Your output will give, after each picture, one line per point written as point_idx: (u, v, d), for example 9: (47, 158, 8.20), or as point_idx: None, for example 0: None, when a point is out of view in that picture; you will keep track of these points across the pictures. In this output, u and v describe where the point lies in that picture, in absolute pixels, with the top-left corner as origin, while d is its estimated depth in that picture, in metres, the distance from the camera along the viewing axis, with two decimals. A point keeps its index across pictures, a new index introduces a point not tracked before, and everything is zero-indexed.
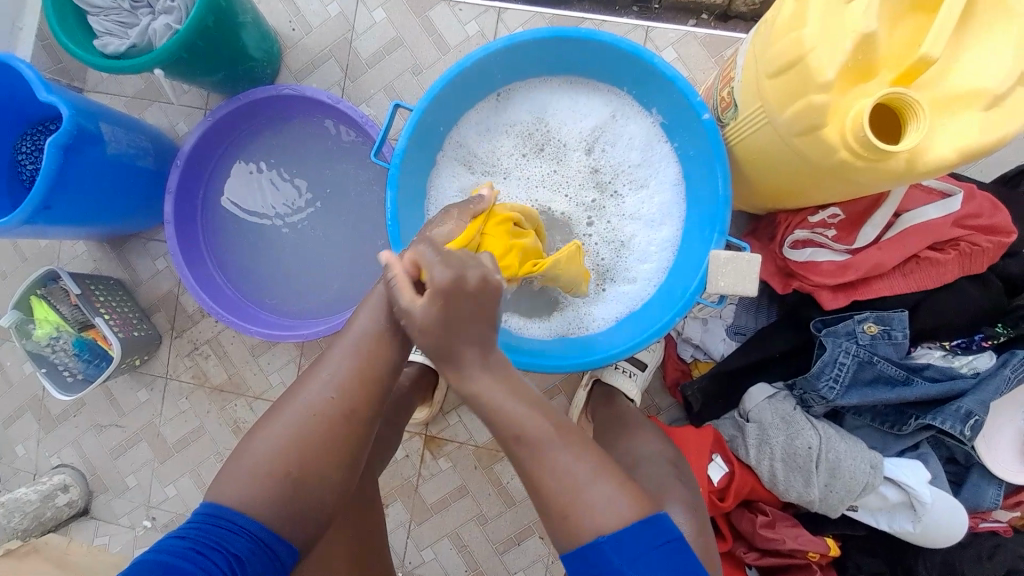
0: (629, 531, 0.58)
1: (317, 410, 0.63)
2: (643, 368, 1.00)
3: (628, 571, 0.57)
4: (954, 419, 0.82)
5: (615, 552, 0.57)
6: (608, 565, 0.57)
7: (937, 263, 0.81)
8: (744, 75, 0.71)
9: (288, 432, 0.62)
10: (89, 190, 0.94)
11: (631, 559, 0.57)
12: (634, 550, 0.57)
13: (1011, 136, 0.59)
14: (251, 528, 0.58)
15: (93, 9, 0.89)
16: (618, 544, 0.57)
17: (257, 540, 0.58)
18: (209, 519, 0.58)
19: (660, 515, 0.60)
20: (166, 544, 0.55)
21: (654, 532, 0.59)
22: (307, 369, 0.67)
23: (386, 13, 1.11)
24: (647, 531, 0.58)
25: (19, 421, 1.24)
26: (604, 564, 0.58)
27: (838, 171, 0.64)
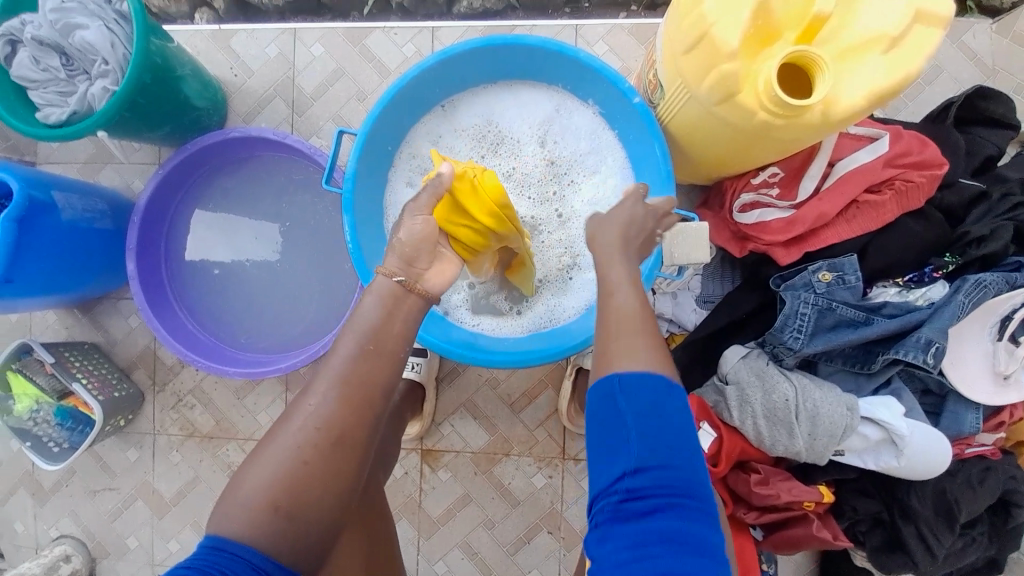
0: (642, 377, 0.53)
1: None
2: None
3: (623, 417, 0.51)
4: (916, 350, 0.84)
5: (622, 393, 0.53)
6: (614, 410, 0.52)
7: (876, 204, 0.84)
8: (663, 57, 0.74)
9: (300, 449, 0.58)
10: (49, 259, 0.95)
11: (634, 413, 0.52)
12: (644, 387, 0.52)
13: (913, 74, 0.62)
14: (255, 558, 0.53)
15: (29, 83, 0.89)
16: (626, 383, 0.53)
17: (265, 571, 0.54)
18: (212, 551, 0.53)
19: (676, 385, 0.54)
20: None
21: (666, 388, 0.53)
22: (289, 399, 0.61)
23: (325, 47, 1.14)
24: (658, 383, 0.53)
25: (12, 498, 1.22)
26: (610, 403, 0.53)
27: (761, 132, 0.68)
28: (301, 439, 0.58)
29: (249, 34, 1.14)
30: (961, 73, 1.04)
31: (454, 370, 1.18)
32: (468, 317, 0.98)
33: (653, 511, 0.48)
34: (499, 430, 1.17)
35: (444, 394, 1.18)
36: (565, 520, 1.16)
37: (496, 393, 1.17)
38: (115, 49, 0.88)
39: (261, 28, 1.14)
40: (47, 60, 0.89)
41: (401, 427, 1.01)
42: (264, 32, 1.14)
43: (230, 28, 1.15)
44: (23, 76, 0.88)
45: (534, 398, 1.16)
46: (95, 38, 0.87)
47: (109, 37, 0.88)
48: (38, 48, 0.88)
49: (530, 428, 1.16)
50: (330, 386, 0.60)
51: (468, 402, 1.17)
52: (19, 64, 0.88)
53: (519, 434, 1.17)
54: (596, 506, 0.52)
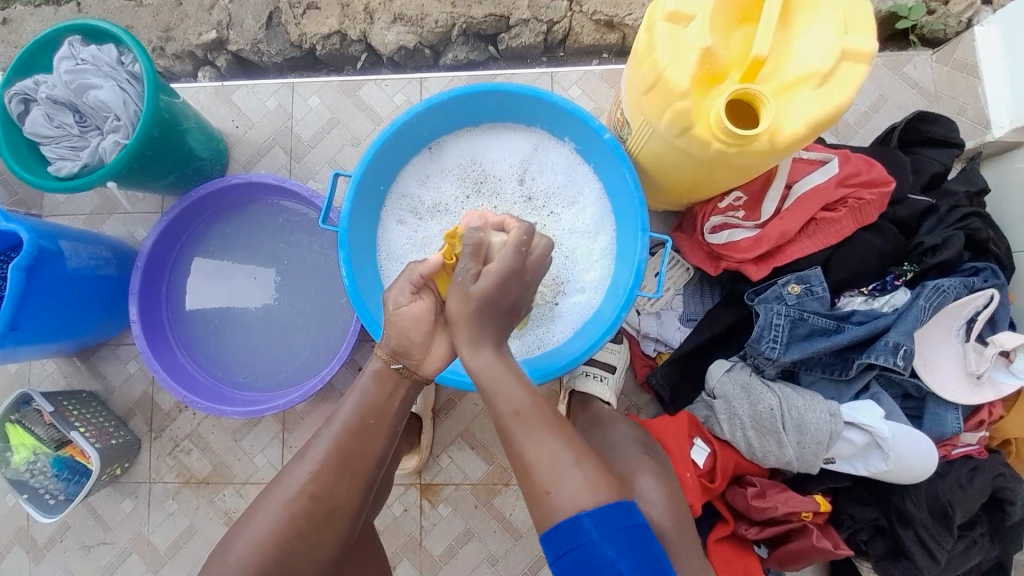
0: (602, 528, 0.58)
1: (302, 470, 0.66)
2: (613, 370, 1.03)
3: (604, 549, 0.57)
4: (886, 353, 0.88)
5: (596, 532, 0.57)
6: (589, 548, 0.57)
7: (833, 220, 0.91)
8: (627, 97, 0.83)
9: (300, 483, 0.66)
10: (52, 306, 0.98)
11: (607, 540, 0.57)
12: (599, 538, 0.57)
13: (845, 103, 0.70)
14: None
15: (41, 139, 0.96)
16: (597, 523, 0.58)
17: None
18: None
19: (626, 501, 0.60)
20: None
21: (621, 514, 0.59)
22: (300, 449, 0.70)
23: (321, 99, 1.23)
24: (616, 515, 0.58)
25: (2, 559, 1.19)
26: (578, 547, 0.58)
27: (718, 160, 0.75)
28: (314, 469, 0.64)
29: (250, 89, 1.24)
30: (902, 100, 1.14)
31: (449, 401, 1.20)
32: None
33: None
34: (498, 460, 1.18)
35: (441, 425, 1.19)
36: None
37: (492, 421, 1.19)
38: (128, 106, 0.95)
39: (261, 84, 1.24)
40: (60, 117, 0.96)
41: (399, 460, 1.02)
42: (264, 87, 1.24)
43: (232, 85, 1.24)
44: (36, 132, 0.95)
45: None
46: (109, 97, 0.94)
47: (122, 96, 0.95)
48: (51, 106, 0.95)
49: None
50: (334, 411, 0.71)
51: (465, 433, 1.19)
52: (33, 122, 0.95)
53: None
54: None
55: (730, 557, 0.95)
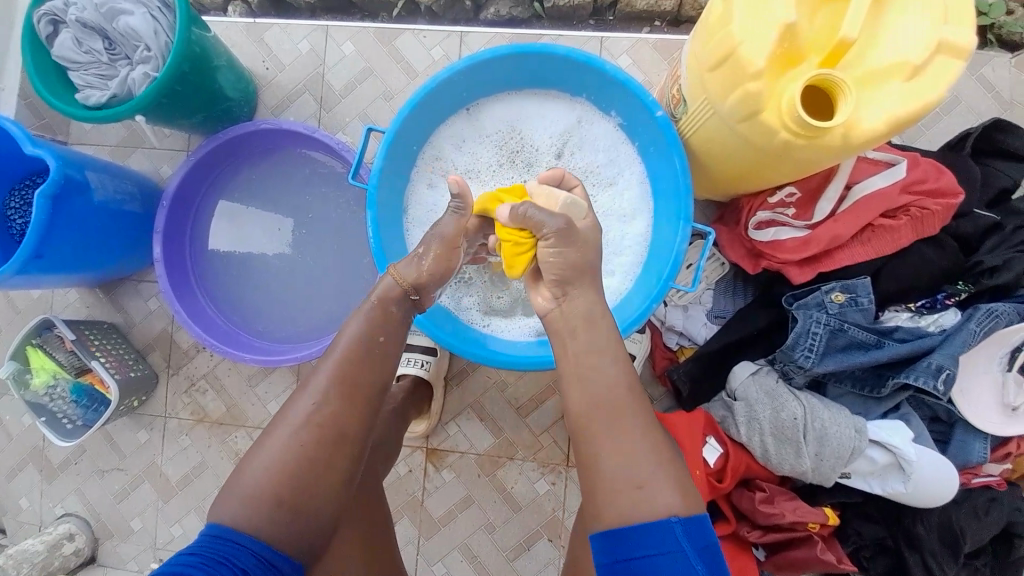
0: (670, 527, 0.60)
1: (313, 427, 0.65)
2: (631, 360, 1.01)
3: (679, 557, 0.59)
4: (927, 375, 0.84)
5: (685, 541, 0.59)
6: (676, 556, 0.59)
7: (891, 229, 0.86)
8: (689, 72, 0.76)
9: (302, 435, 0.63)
10: (77, 237, 0.98)
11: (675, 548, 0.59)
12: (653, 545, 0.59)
13: (934, 101, 0.64)
14: (255, 547, 0.59)
15: (71, 64, 0.93)
16: (687, 533, 0.60)
17: (263, 558, 0.59)
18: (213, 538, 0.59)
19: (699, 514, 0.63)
20: (175, 561, 0.56)
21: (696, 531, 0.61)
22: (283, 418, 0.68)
23: (355, 45, 1.17)
24: (696, 530, 0.61)
25: (20, 474, 1.24)
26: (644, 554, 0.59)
27: (782, 151, 0.69)
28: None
29: (282, 29, 1.18)
30: (979, 104, 1.05)
31: (462, 371, 1.19)
32: (481, 318, 0.99)
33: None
34: (504, 434, 1.18)
35: (451, 394, 1.18)
36: (566, 529, 1.15)
37: (502, 396, 1.18)
38: (159, 37, 0.91)
39: (293, 25, 1.18)
40: (90, 43, 0.92)
41: (406, 424, 1.02)
42: (296, 28, 1.18)
43: (264, 22, 1.19)
44: (64, 56, 0.92)
45: (540, 403, 1.18)
46: (140, 24, 0.90)
47: (153, 25, 0.91)
48: (81, 29, 0.92)
49: (535, 434, 1.17)
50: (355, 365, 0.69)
51: (475, 403, 1.18)
52: (61, 44, 0.91)
53: (524, 439, 1.17)
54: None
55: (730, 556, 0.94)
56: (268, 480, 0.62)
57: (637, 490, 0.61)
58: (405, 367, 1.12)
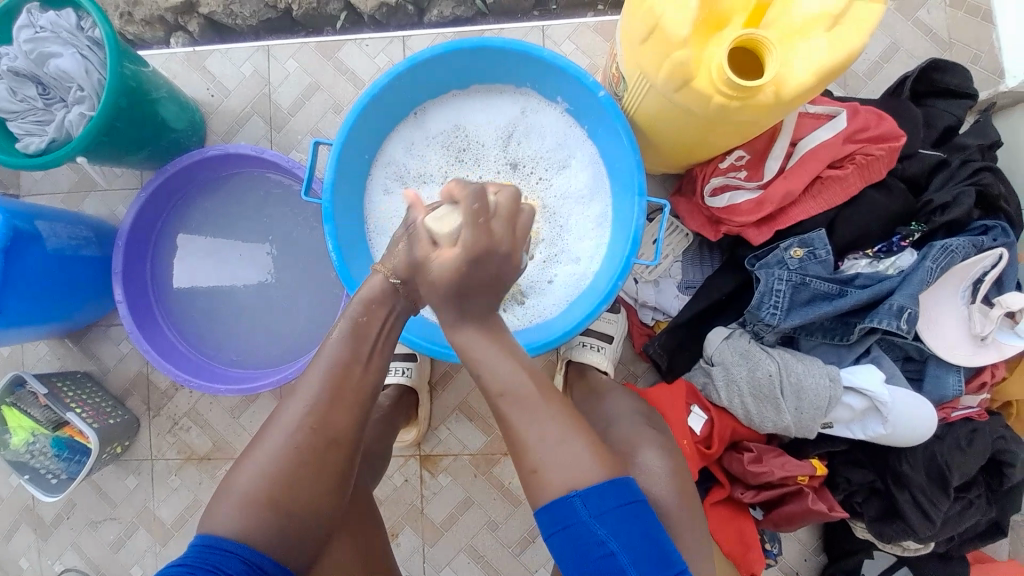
0: (595, 490, 0.60)
1: (281, 445, 0.63)
2: (610, 340, 1.01)
3: (594, 529, 0.59)
4: (890, 317, 0.86)
5: (585, 511, 0.59)
6: (578, 527, 0.59)
7: (839, 179, 0.87)
8: (622, 50, 0.77)
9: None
10: (34, 289, 0.96)
11: (599, 516, 0.59)
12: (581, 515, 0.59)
13: (858, 47, 0.65)
14: (244, 551, 0.58)
15: (7, 115, 0.91)
16: (585, 503, 0.59)
17: (252, 563, 0.58)
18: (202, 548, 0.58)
19: (626, 479, 0.63)
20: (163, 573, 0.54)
21: (619, 492, 0.61)
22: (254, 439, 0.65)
23: (298, 63, 1.16)
24: (613, 490, 0.60)
25: (11, 537, 1.22)
26: (566, 526, 0.60)
27: (720, 116, 0.70)
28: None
29: (223, 55, 1.17)
30: (917, 48, 1.07)
31: (446, 374, 1.19)
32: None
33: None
34: (495, 430, 1.18)
35: (438, 398, 1.18)
36: None
37: None
38: (91, 76, 0.90)
39: (234, 49, 1.17)
40: (23, 91, 0.91)
41: (393, 430, 1.01)
42: (238, 52, 1.17)
43: (205, 51, 1.17)
44: (0, 108, 0.90)
45: None
46: (70, 66, 0.89)
47: (84, 65, 0.90)
48: (13, 79, 0.90)
49: None
50: (314, 380, 0.66)
51: (462, 404, 1.18)
52: None
53: None
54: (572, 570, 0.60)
55: (727, 518, 0.96)
56: (240, 503, 0.60)
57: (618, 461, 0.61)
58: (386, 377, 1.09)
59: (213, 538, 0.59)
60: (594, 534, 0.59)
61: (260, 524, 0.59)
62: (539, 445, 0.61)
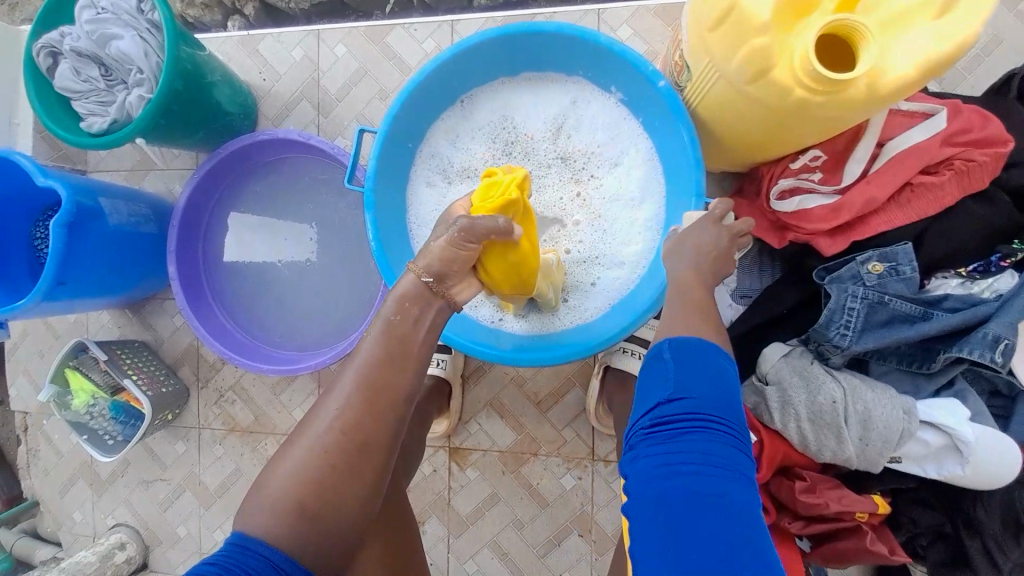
0: (689, 350, 0.58)
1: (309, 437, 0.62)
2: None
3: (672, 370, 0.57)
4: (983, 347, 0.75)
5: (669, 357, 0.58)
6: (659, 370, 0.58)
7: (933, 187, 0.76)
8: (689, 36, 0.70)
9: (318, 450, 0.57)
10: (95, 263, 1.01)
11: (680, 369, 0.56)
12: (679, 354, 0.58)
13: (971, 39, 0.56)
14: (276, 557, 0.54)
15: (72, 94, 0.94)
16: (674, 348, 0.59)
17: (283, 570, 0.54)
18: (237, 548, 0.54)
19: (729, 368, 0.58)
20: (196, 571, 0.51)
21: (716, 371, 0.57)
22: (295, 429, 0.62)
23: (347, 47, 1.15)
24: (709, 361, 0.57)
25: (73, 489, 1.32)
26: (653, 369, 0.59)
27: (798, 111, 0.63)
28: (325, 438, 0.59)
29: (275, 39, 1.17)
30: None
31: (479, 369, 1.17)
32: (494, 315, 0.96)
33: (686, 431, 0.53)
34: (526, 430, 1.15)
35: (470, 392, 1.17)
36: (596, 524, 1.13)
37: (521, 391, 1.15)
38: (149, 58, 0.92)
39: (286, 33, 1.17)
40: (87, 71, 0.94)
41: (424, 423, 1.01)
42: (290, 36, 1.17)
43: (258, 34, 1.18)
44: (65, 86, 0.93)
45: (561, 397, 1.14)
46: (130, 47, 0.91)
47: (143, 46, 0.92)
48: (77, 59, 0.93)
49: (557, 428, 1.14)
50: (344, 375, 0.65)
51: (494, 401, 1.16)
52: (61, 75, 0.93)
53: (546, 434, 1.14)
54: (632, 433, 0.57)
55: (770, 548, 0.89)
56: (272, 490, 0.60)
57: None
58: None
59: (245, 537, 0.55)
60: (671, 378, 0.56)
61: (290, 526, 0.56)
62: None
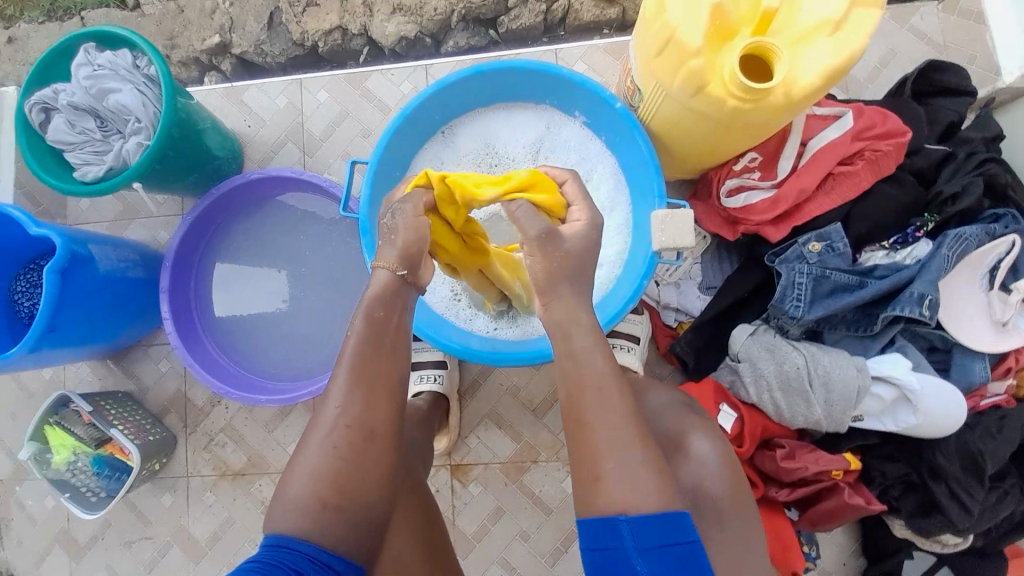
0: (649, 523, 0.56)
1: None
2: (639, 341, 1.03)
3: (636, 564, 0.55)
4: (912, 304, 0.88)
5: (631, 539, 0.55)
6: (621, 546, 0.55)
7: (850, 175, 0.91)
8: (638, 63, 0.83)
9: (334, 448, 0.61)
10: (86, 309, 1.01)
11: (643, 551, 0.55)
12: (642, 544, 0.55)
13: (859, 50, 0.70)
14: (311, 550, 0.58)
15: (65, 146, 0.98)
16: (639, 529, 0.55)
17: (318, 560, 0.58)
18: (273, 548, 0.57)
19: (682, 513, 0.58)
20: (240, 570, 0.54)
21: (673, 529, 0.56)
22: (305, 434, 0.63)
23: (328, 93, 1.25)
24: (664, 528, 0.56)
25: (47, 560, 1.23)
26: (609, 549, 0.56)
27: (734, 117, 0.75)
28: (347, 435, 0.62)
29: (258, 88, 1.26)
30: (914, 53, 1.13)
31: (474, 383, 1.21)
32: (488, 325, 1.03)
33: None
34: (524, 438, 1.19)
35: (467, 407, 1.20)
36: None
37: (517, 400, 1.20)
38: (147, 108, 0.98)
39: (269, 82, 1.26)
40: (82, 123, 0.98)
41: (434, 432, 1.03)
42: (272, 85, 1.26)
43: (241, 85, 1.26)
44: (59, 139, 0.97)
45: (555, 402, 1.20)
46: (130, 100, 0.97)
47: (141, 98, 0.97)
48: (73, 112, 0.98)
49: (554, 432, 1.19)
50: None
51: (491, 412, 1.20)
52: (55, 129, 0.97)
53: (544, 440, 1.19)
54: None
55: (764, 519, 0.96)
56: None
57: None
58: (418, 384, 1.11)
59: (277, 539, 0.58)
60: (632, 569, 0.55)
61: (320, 520, 0.59)
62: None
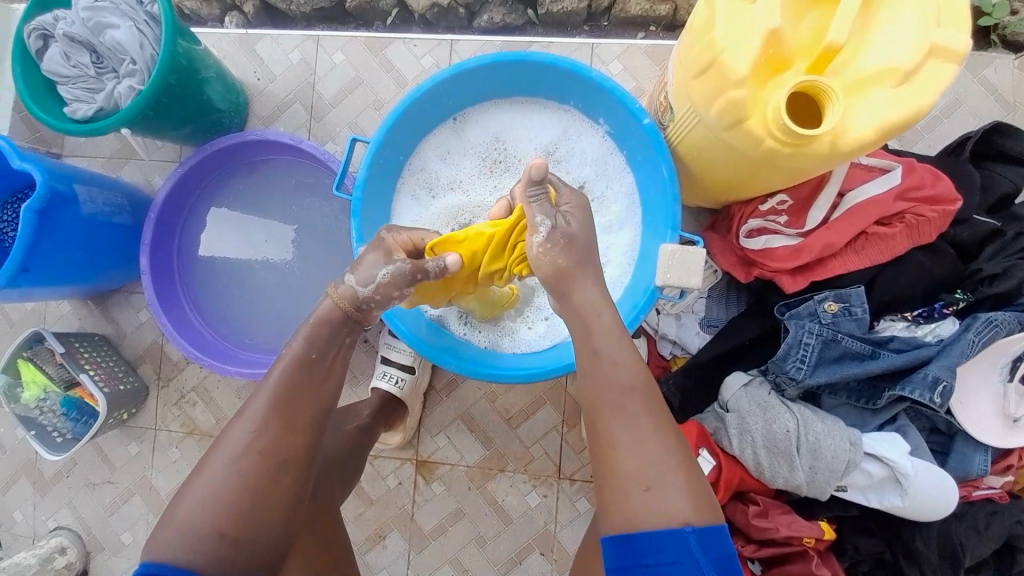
0: (707, 532, 0.57)
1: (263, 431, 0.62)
2: None
3: (703, 568, 0.55)
4: (923, 388, 0.82)
5: (697, 549, 0.56)
6: (684, 564, 0.55)
7: (885, 237, 0.84)
8: (674, 80, 0.75)
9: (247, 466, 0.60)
10: (64, 251, 0.97)
11: (708, 562, 0.55)
12: (710, 546, 0.56)
13: (924, 107, 0.62)
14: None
15: (59, 79, 0.93)
16: (700, 542, 0.56)
17: None
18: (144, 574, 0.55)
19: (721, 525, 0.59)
20: None
21: (717, 537, 0.57)
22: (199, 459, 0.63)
23: (345, 55, 1.17)
24: (720, 536, 0.57)
25: (12, 487, 1.24)
26: (658, 563, 0.56)
27: (769, 159, 0.68)
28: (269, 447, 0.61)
29: (274, 40, 1.18)
30: (980, 107, 1.03)
31: (452, 381, 1.17)
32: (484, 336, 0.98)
33: None
34: (495, 445, 1.16)
35: (441, 405, 1.17)
36: (559, 542, 1.13)
37: (493, 406, 1.16)
38: (144, 50, 0.91)
39: (285, 35, 1.18)
40: (77, 58, 0.92)
41: (369, 440, 0.99)
42: (288, 39, 1.18)
43: (256, 34, 1.19)
44: (54, 71, 0.92)
45: (531, 414, 1.16)
46: (125, 37, 0.90)
47: (138, 38, 0.91)
48: (69, 45, 0.92)
49: (526, 444, 1.15)
50: None
51: (466, 414, 1.17)
52: (50, 59, 0.92)
53: (515, 450, 1.15)
54: None
55: None
56: (232, 493, 0.59)
57: (630, 497, 0.58)
58: (379, 381, 1.08)
59: (160, 559, 0.56)
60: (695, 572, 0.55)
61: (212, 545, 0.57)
62: (616, 461, 0.60)
